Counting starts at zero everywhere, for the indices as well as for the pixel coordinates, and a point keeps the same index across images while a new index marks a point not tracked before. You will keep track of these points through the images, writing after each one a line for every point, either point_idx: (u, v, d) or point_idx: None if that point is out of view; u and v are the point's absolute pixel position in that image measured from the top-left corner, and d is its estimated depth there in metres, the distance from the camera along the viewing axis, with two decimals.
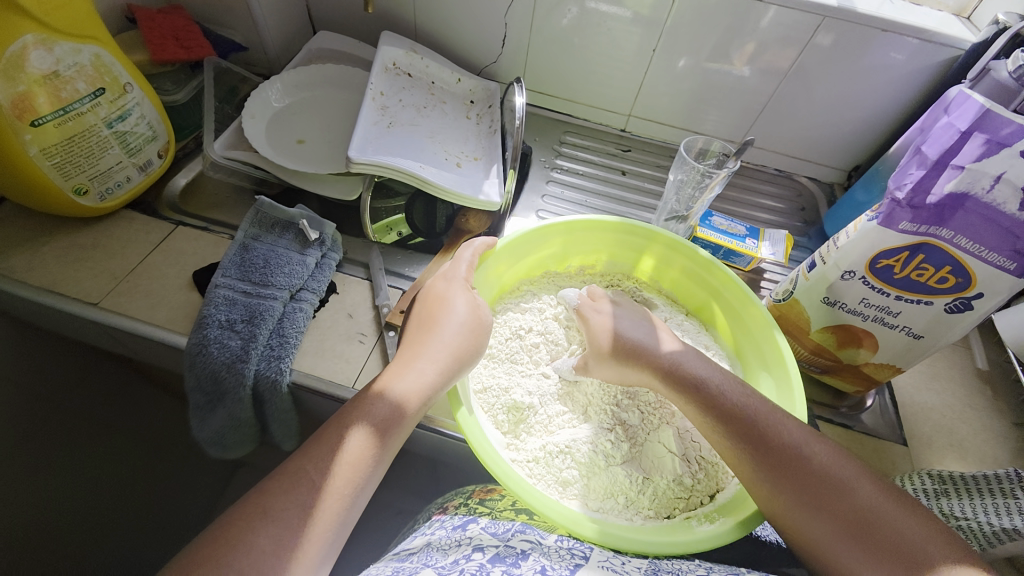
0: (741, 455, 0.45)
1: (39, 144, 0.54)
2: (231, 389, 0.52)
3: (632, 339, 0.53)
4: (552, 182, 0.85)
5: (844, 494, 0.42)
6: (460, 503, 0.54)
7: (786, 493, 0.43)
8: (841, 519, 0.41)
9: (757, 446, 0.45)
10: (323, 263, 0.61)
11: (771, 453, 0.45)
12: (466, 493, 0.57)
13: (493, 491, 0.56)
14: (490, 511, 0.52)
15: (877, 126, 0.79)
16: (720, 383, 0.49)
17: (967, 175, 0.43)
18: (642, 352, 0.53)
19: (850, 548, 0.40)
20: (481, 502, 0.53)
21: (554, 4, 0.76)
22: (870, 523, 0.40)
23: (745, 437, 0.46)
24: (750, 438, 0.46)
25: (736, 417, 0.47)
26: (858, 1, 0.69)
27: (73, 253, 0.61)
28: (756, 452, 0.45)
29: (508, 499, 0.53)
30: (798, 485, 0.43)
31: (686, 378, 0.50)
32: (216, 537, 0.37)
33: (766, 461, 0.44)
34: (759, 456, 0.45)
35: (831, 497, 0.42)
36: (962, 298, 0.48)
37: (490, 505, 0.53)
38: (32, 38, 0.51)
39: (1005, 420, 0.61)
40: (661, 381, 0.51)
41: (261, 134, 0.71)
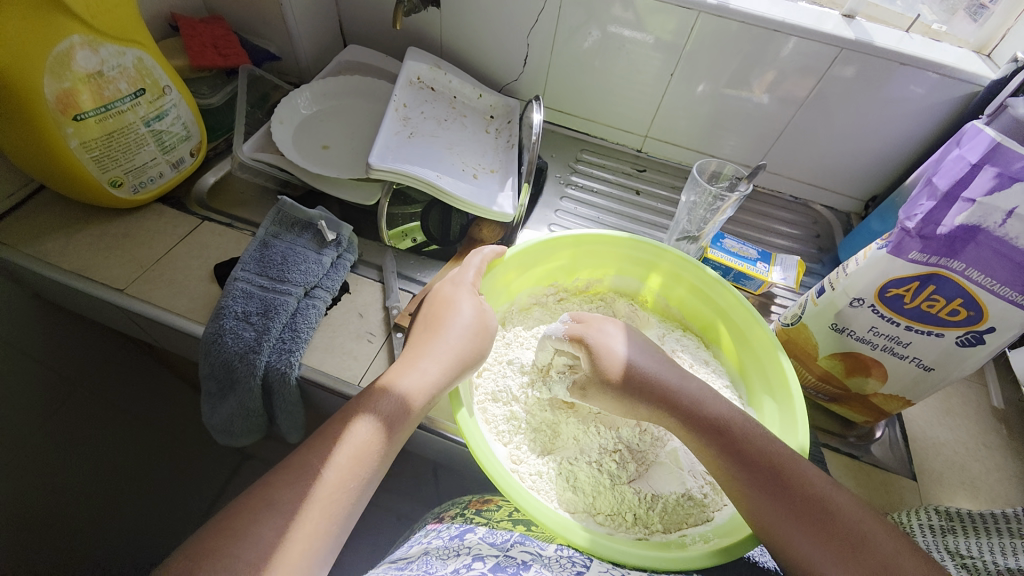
0: (739, 480, 0.46)
1: (80, 137, 0.58)
2: (242, 378, 0.54)
3: (636, 367, 0.52)
4: (566, 198, 0.86)
5: (840, 519, 0.42)
6: (457, 513, 0.54)
7: (785, 517, 0.43)
8: (838, 544, 0.41)
9: (757, 470, 0.45)
10: (338, 263, 0.62)
11: (767, 473, 0.45)
12: (463, 504, 0.57)
13: (490, 502, 0.56)
14: (488, 520, 0.51)
15: (894, 157, 0.79)
16: (732, 417, 0.49)
17: (977, 209, 0.43)
18: (642, 383, 0.52)
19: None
20: (479, 512, 0.53)
21: (576, 27, 0.79)
22: (865, 549, 0.40)
23: (743, 463, 0.46)
24: (748, 465, 0.46)
25: (739, 446, 0.47)
26: (877, 34, 0.70)
27: (103, 242, 0.64)
28: (754, 477, 0.45)
29: (505, 511, 0.53)
30: (795, 517, 0.43)
31: (693, 412, 0.50)
32: (220, 528, 0.37)
33: (765, 485, 0.45)
34: (756, 481, 0.45)
35: (829, 523, 0.42)
36: (974, 332, 0.47)
37: (487, 515, 0.52)
38: (79, 39, 0.55)
39: (1022, 461, 0.59)
40: (668, 415, 0.51)
41: (288, 138, 0.74)
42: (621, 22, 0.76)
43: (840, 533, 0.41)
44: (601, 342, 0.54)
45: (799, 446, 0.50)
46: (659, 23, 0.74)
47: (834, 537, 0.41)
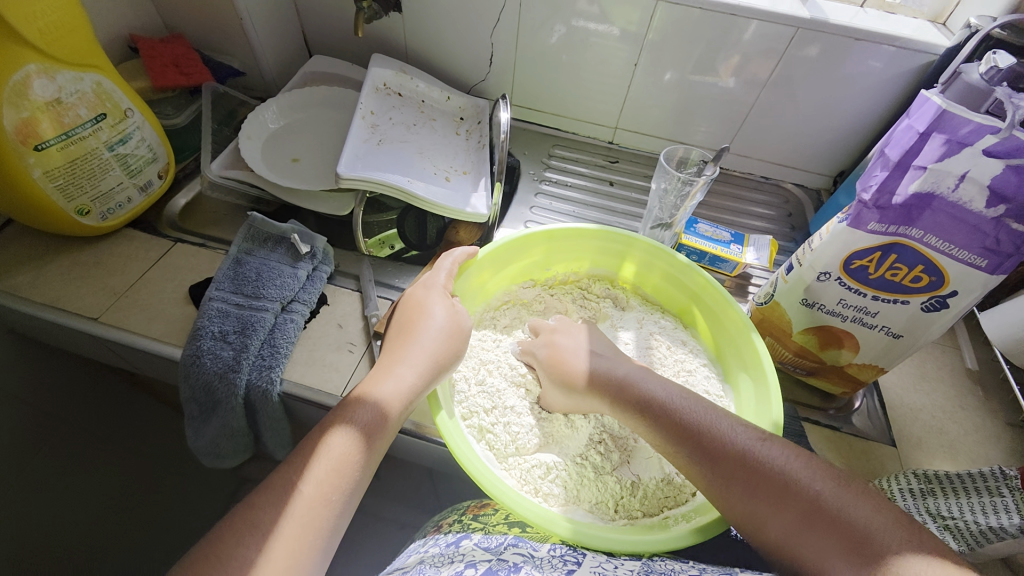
0: (705, 468, 0.45)
1: (42, 167, 0.57)
2: (223, 399, 0.54)
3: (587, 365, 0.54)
4: (541, 194, 0.87)
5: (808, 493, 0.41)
6: (455, 520, 0.55)
7: (753, 497, 0.43)
8: (807, 518, 0.40)
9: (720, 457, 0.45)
10: (313, 276, 0.62)
11: (733, 456, 0.45)
12: (461, 510, 0.57)
13: (488, 506, 0.56)
14: (484, 526, 0.52)
15: (858, 132, 0.81)
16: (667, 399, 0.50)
17: (930, 174, 0.44)
18: (604, 381, 0.53)
19: (821, 550, 0.39)
20: (475, 517, 0.54)
21: (539, 24, 0.79)
22: (834, 521, 0.39)
23: (706, 449, 0.46)
24: (713, 451, 0.45)
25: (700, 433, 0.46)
26: (832, 12, 0.71)
27: (74, 271, 0.63)
28: (722, 463, 0.45)
29: (501, 514, 0.54)
30: (771, 502, 0.42)
31: (635, 398, 0.50)
32: (208, 553, 0.37)
33: (734, 469, 0.44)
34: (722, 466, 0.44)
35: (799, 500, 0.41)
36: (937, 297, 0.48)
37: (484, 520, 0.53)
38: (35, 68, 0.54)
39: (998, 419, 0.61)
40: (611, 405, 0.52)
41: (257, 153, 0.74)
42: (585, 16, 0.76)
43: (810, 506, 0.40)
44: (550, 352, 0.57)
45: (774, 420, 0.51)
46: (621, 15, 0.75)
47: (803, 510, 0.41)
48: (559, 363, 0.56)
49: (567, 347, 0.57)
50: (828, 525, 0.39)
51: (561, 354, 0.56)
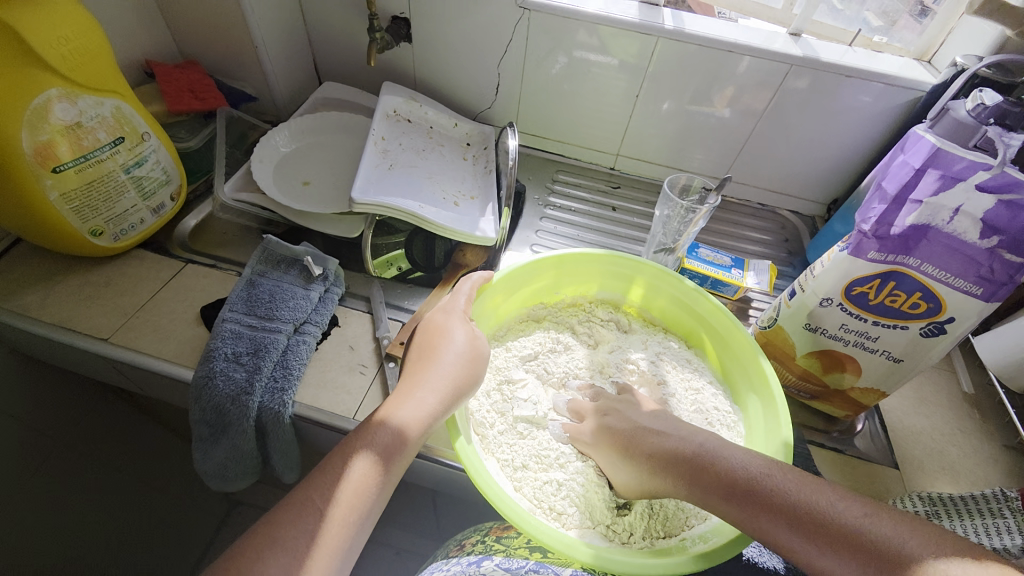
0: (732, 509, 0.43)
1: (59, 189, 0.58)
2: (234, 421, 0.54)
3: (643, 438, 0.51)
4: (545, 218, 0.89)
5: (838, 520, 0.39)
6: (478, 540, 0.55)
7: (784, 533, 0.41)
8: (838, 545, 0.38)
9: (740, 488, 0.43)
10: (325, 297, 0.63)
11: (754, 492, 0.43)
12: (484, 530, 0.57)
13: (510, 528, 0.56)
14: (505, 548, 0.52)
15: (850, 162, 0.84)
16: (690, 443, 0.49)
17: (926, 208, 0.46)
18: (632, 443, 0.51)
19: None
20: (497, 539, 0.54)
21: (543, 55, 0.82)
22: (867, 543, 0.37)
23: (729, 490, 0.44)
24: (734, 488, 0.44)
25: (726, 474, 0.45)
26: (823, 50, 0.75)
27: (84, 291, 0.63)
28: (735, 499, 0.43)
29: (523, 537, 0.53)
30: (800, 528, 0.40)
31: (659, 447, 0.49)
32: (227, 568, 0.37)
33: (762, 507, 0.42)
34: (751, 509, 0.42)
35: (829, 526, 0.39)
36: (936, 323, 0.50)
37: (506, 542, 0.53)
38: (57, 93, 0.55)
39: (995, 442, 0.62)
40: (656, 473, 0.49)
41: (269, 177, 0.75)
42: (586, 47, 0.80)
43: (846, 533, 0.38)
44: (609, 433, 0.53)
45: (784, 440, 0.52)
46: (621, 47, 0.79)
47: (834, 537, 0.39)
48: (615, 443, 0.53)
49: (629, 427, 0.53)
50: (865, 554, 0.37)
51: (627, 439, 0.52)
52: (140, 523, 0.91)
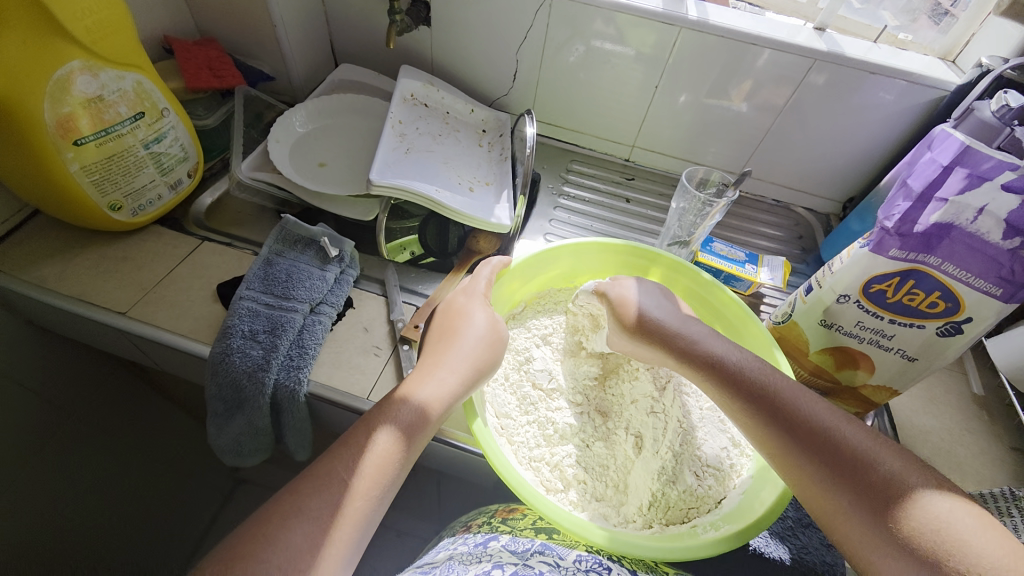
0: (763, 422, 0.47)
1: (80, 162, 0.58)
2: (251, 397, 0.54)
3: (650, 315, 0.55)
4: (559, 208, 0.89)
5: (856, 453, 0.43)
6: (483, 522, 0.55)
7: (803, 452, 0.44)
8: (838, 470, 0.42)
9: (765, 399, 0.48)
10: (341, 279, 0.63)
11: (787, 414, 0.46)
12: (489, 512, 0.58)
13: (516, 511, 0.56)
14: (512, 529, 0.52)
15: (867, 161, 0.84)
16: (742, 362, 0.51)
17: (950, 207, 0.46)
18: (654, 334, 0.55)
19: (859, 505, 0.41)
20: (504, 520, 0.54)
21: (561, 43, 0.82)
22: (874, 474, 0.41)
23: (767, 407, 0.47)
24: (759, 398, 0.48)
25: (770, 395, 0.48)
26: (846, 45, 0.74)
27: (102, 265, 0.64)
28: (756, 401, 0.48)
29: (529, 520, 0.54)
30: (808, 446, 0.44)
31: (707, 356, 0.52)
32: (252, 534, 0.38)
33: (790, 428, 0.46)
34: (783, 426, 0.46)
35: (836, 453, 0.43)
36: (953, 322, 0.50)
37: (512, 524, 0.53)
38: (79, 65, 0.55)
39: (1004, 444, 0.62)
40: (699, 372, 0.52)
41: (285, 157, 0.75)
42: (603, 36, 0.79)
43: (850, 463, 0.42)
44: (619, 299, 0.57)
45: None
46: (637, 37, 0.78)
47: (837, 464, 0.43)
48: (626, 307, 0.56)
49: (636, 299, 0.57)
50: (861, 483, 0.41)
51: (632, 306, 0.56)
52: (149, 496, 0.93)
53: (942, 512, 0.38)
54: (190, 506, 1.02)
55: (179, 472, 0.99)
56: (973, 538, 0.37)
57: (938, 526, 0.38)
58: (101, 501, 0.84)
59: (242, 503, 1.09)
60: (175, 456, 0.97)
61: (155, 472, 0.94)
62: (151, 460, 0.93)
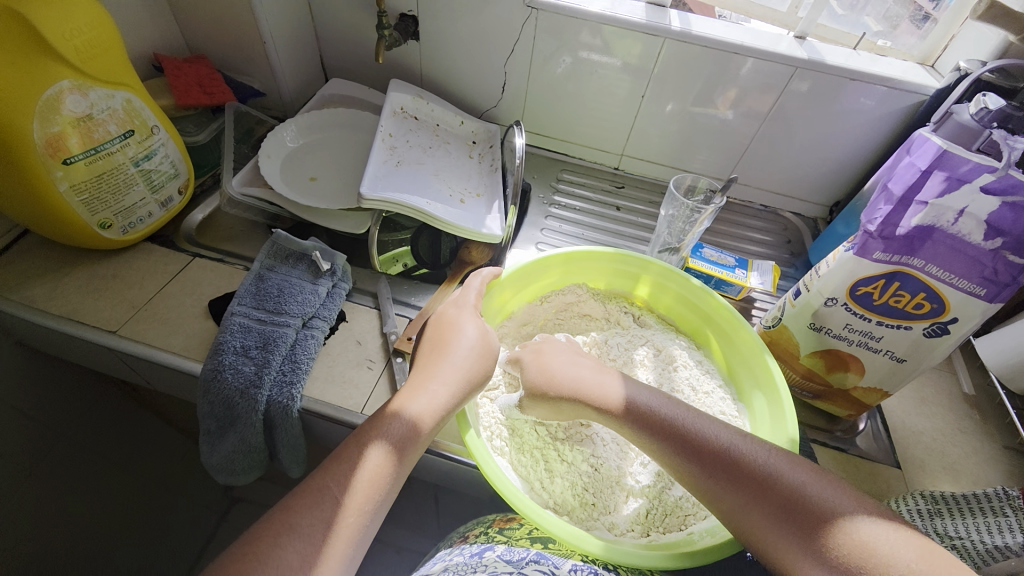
0: (694, 470, 0.47)
1: (69, 180, 0.58)
2: (243, 414, 0.54)
3: (562, 378, 0.53)
4: (550, 217, 0.89)
5: (789, 488, 0.44)
6: (480, 531, 0.55)
7: (734, 492, 0.45)
8: (771, 506, 0.43)
9: (693, 441, 0.48)
10: (333, 292, 0.63)
11: (717, 456, 0.47)
12: (486, 523, 0.57)
13: (514, 520, 0.56)
14: (508, 538, 0.52)
15: (852, 165, 0.85)
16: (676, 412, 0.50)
17: (931, 209, 0.47)
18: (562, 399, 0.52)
19: (790, 534, 0.42)
20: (501, 530, 0.54)
21: (549, 55, 0.83)
22: (800, 501, 0.43)
23: (698, 452, 0.47)
24: (687, 442, 0.48)
25: (699, 439, 0.48)
26: (827, 53, 0.76)
27: (92, 284, 0.64)
28: (682, 446, 0.48)
29: (525, 529, 0.53)
30: (740, 486, 0.45)
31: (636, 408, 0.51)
32: (243, 553, 0.37)
33: (721, 470, 0.46)
34: (720, 472, 0.46)
35: (767, 488, 0.44)
36: (939, 323, 0.51)
37: (508, 534, 0.53)
38: (68, 84, 0.56)
39: (995, 443, 0.63)
40: (633, 429, 0.51)
41: (276, 172, 0.75)
42: (589, 47, 0.80)
43: (781, 497, 0.44)
44: (539, 368, 0.55)
45: (790, 436, 0.53)
46: (623, 48, 0.79)
47: (769, 499, 0.44)
48: (544, 378, 0.54)
49: (558, 366, 0.55)
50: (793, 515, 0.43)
51: (552, 378, 0.54)
52: (141, 517, 0.92)
53: (866, 533, 0.40)
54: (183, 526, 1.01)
55: (172, 492, 0.98)
56: (894, 553, 0.39)
57: (860, 548, 0.40)
58: (92, 523, 0.83)
59: (237, 521, 1.08)
60: (167, 474, 0.96)
61: (147, 492, 0.93)
62: (143, 480, 0.91)
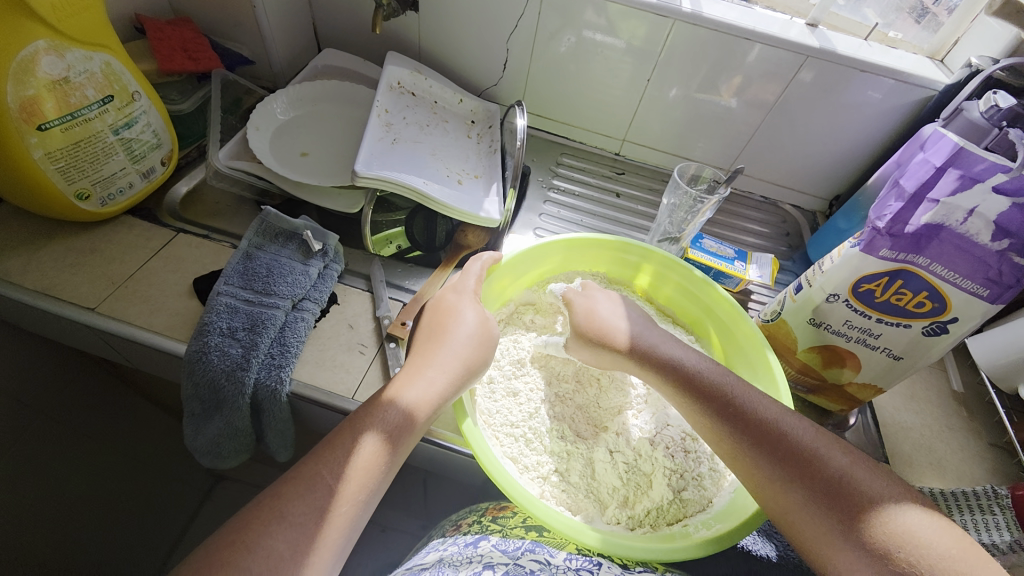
0: (729, 429, 0.48)
1: (45, 147, 0.54)
2: (229, 397, 0.52)
3: (609, 325, 0.57)
4: (549, 202, 0.87)
5: (830, 470, 0.44)
6: (473, 520, 0.54)
7: (768, 458, 0.46)
8: (812, 484, 0.44)
9: (727, 399, 0.50)
10: (325, 274, 0.61)
11: (766, 429, 0.47)
12: (479, 511, 0.57)
13: (506, 508, 0.56)
14: (502, 528, 0.51)
15: (855, 159, 0.84)
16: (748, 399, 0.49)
17: (941, 208, 0.46)
18: (607, 334, 0.56)
19: (823, 518, 0.43)
20: (494, 519, 0.54)
21: (551, 32, 0.80)
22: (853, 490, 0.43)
23: (754, 428, 0.48)
24: (720, 404, 0.50)
25: (733, 406, 0.49)
26: (838, 42, 0.74)
27: (70, 257, 0.61)
28: (709, 399, 0.50)
29: (519, 517, 0.53)
30: (783, 462, 0.46)
31: (700, 386, 0.52)
32: (231, 540, 0.36)
33: (758, 437, 0.47)
34: (754, 436, 0.47)
35: (811, 467, 0.45)
36: (938, 322, 0.50)
37: (502, 522, 0.53)
38: (43, 45, 0.52)
39: (982, 440, 0.64)
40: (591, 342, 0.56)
41: (265, 145, 0.72)
42: (593, 27, 0.77)
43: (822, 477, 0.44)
44: (586, 310, 0.59)
45: None
46: (628, 29, 0.76)
47: (812, 477, 0.44)
48: (591, 317, 0.58)
49: (604, 313, 0.58)
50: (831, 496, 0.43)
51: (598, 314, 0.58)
52: (126, 495, 0.91)
53: (911, 526, 0.40)
54: (169, 504, 1.00)
55: (156, 470, 0.97)
56: (938, 548, 0.39)
57: (893, 534, 0.40)
58: (76, 500, 0.82)
59: (224, 500, 1.07)
60: (152, 452, 0.95)
61: (131, 471, 0.91)
62: (128, 458, 0.90)
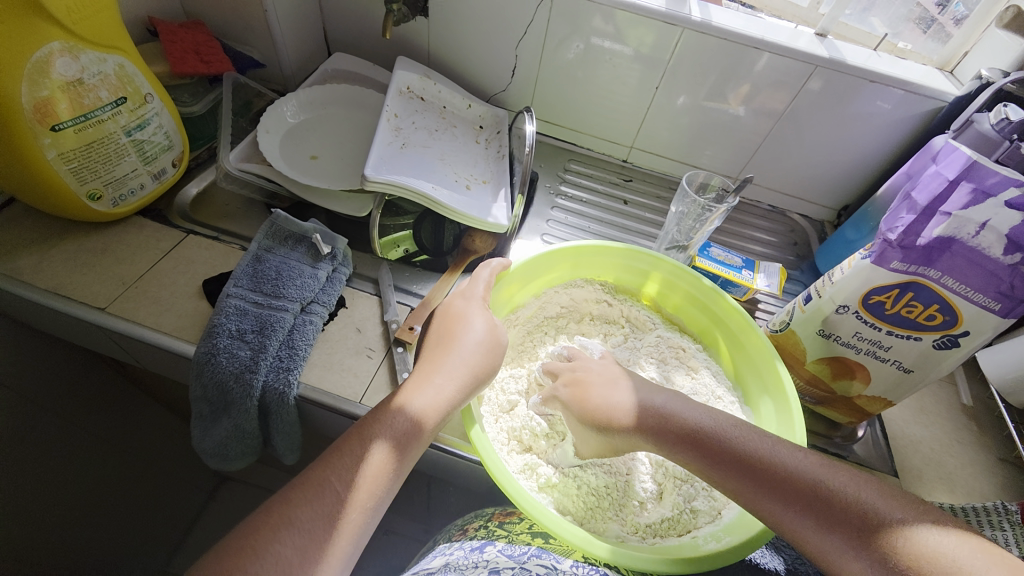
0: (718, 472, 0.45)
1: (58, 148, 0.55)
2: (237, 400, 0.52)
3: (601, 396, 0.52)
4: (557, 208, 0.88)
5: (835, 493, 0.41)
6: (480, 526, 0.54)
7: (766, 493, 0.43)
8: (818, 513, 0.41)
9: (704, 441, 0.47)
10: (333, 278, 0.61)
11: (753, 462, 0.44)
12: (486, 517, 0.57)
13: (513, 514, 0.56)
14: (508, 533, 0.51)
15: (864, 170, 0.84)
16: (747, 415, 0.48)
17: (954, 221, 0.46)
18: (609, 412, 0.51)
19: (845, 550, 0.39)
20: (500, 524, 0.53)
21: (560, 39, 0.80)
22: (867, 515, 0.40)
23: (742, 466, 0.45)
24: (700, 446, 0.47)
25: (711, 439, 0.47)
26: (847, 52, 0.74)
27: (81, 257, 0.61)
28: (688, 445, 0.47)
29: (525, 523, 0.53)
30: (781, 494, 0.42)
31: (677, 430, 0.48)
32: (241, 546, 0.36)
33: (749, 472, 0.44)
34: (742, 473, 0.44)
35: (812, 494, 0.42)
36: (950, 335, 0.50)
37: (508, 528, 0.52)
38: (58, 46, 0.52)
39: (991, 454, 0.63)
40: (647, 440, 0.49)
41: (276, 148, 0.72)
42: (602, 34, 0.77)
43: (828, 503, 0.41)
44: (580, 383, 0.54)
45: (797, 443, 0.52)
46: (636, 36, 0.77)
47: (817, 505, 0.41)
48: (584, 392, 0.53)
49: (598, 382, 0.54)
50: (841, 521, 0.40)
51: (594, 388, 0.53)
52: (130, 495, 0.91)
53: (937, 545, 0.37)
54: (172, 504, 1.00)
55: (160, 470, 0.97)
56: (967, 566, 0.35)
57: (918, 555, 0.37)
58: (81, 499, 0.82)
59: (227, 501, 1.07)
60: (156, 451, 0.95)
61: (136, 472, 0.91)
62: (134, 457, 0.90)
